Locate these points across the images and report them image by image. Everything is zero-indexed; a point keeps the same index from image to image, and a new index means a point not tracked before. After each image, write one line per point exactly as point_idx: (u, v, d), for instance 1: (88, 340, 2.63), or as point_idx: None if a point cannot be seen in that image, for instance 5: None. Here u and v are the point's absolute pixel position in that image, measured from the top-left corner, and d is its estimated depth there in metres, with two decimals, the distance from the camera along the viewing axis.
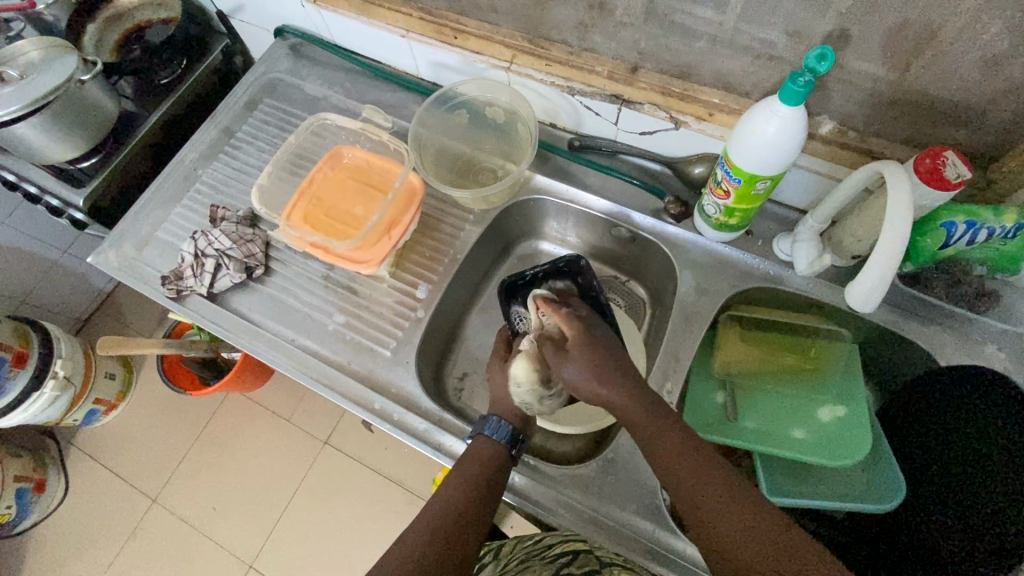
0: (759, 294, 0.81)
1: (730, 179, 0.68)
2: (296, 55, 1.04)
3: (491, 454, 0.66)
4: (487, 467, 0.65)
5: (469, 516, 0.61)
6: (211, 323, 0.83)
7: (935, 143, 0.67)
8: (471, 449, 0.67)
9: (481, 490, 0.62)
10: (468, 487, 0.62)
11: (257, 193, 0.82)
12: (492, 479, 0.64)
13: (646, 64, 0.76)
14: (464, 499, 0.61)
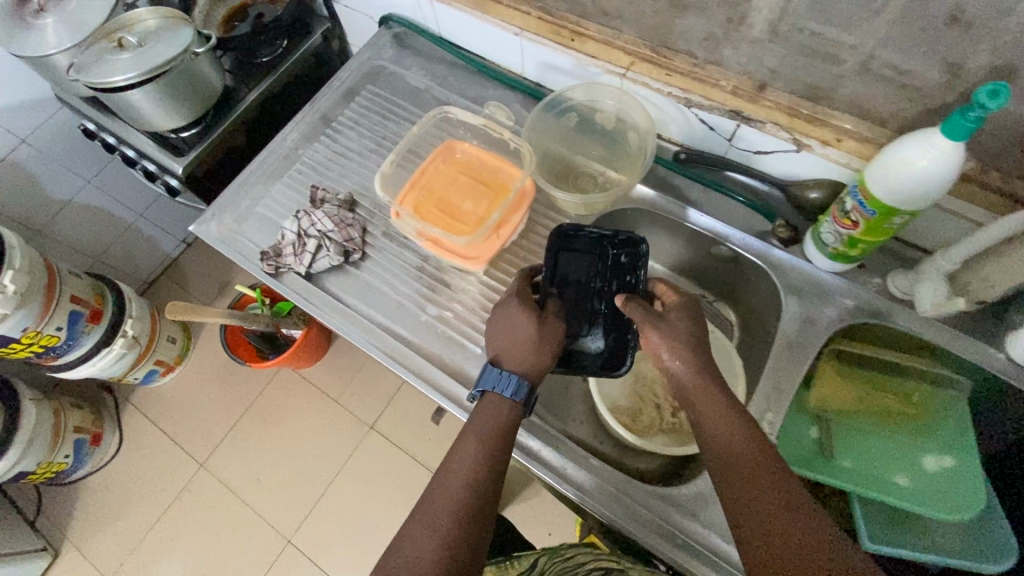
0: (866, 330, 0.78)
1: (864, 210, 0.65)
2: (400, 45, 1.05)
3: (500, 416, 0.66)
4: (497, 428, 0.65)
5: (483, 479, 0.61)
6: (307, 302, 0.84)
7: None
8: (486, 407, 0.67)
9: (485, 454, 0.63)
10: (486, 458, 0.62)
11: (380, 177, 0.83)
12: (495, 441, 0.64)
13: (775, 83, 0.74)
14: (477, 465, 0.62)
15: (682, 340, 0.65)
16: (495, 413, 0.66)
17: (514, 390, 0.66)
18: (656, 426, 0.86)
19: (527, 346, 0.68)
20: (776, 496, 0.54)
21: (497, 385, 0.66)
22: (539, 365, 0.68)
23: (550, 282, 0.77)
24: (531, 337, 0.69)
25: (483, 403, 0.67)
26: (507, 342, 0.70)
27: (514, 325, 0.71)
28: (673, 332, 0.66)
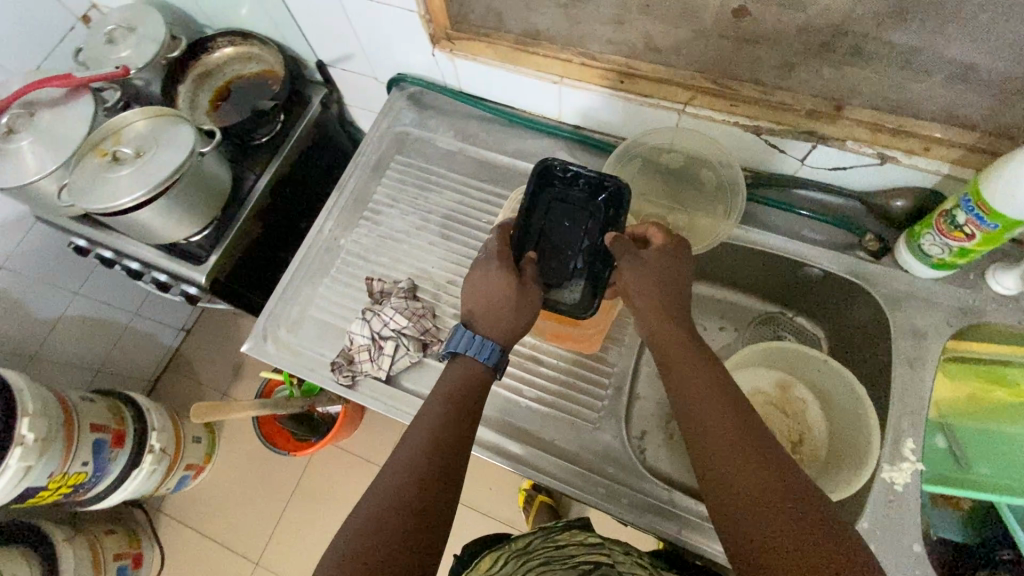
0: (977, 331, 0.77)
1: (982, 223, 0.63)
2: (417, 105, 0.98)
3: (466, 371, 0.64)
4: (468, 384, 0.64)
5: (448, 445, 0.59)
6: (396, 410, 0.77)
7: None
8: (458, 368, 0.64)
9: (448, 416, 0.61)
10: (450, 413, 0.61)
11: None
12: (463, 406, 0.62)
13: (853, 100, 0.71)
14: (438, 431, 0.59)
15: (657, 276, 0.66)
16: (462, 368, 0.65)
17: (489, 354, 0.64)
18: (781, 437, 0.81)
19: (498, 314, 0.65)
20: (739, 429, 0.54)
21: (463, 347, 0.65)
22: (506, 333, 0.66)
23: (523, 238, 0.72)
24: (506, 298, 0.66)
25: (454, 363, 0.66)
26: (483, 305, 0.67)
27: (488, 281, 0.67)
28: (647, 267, 0.66)
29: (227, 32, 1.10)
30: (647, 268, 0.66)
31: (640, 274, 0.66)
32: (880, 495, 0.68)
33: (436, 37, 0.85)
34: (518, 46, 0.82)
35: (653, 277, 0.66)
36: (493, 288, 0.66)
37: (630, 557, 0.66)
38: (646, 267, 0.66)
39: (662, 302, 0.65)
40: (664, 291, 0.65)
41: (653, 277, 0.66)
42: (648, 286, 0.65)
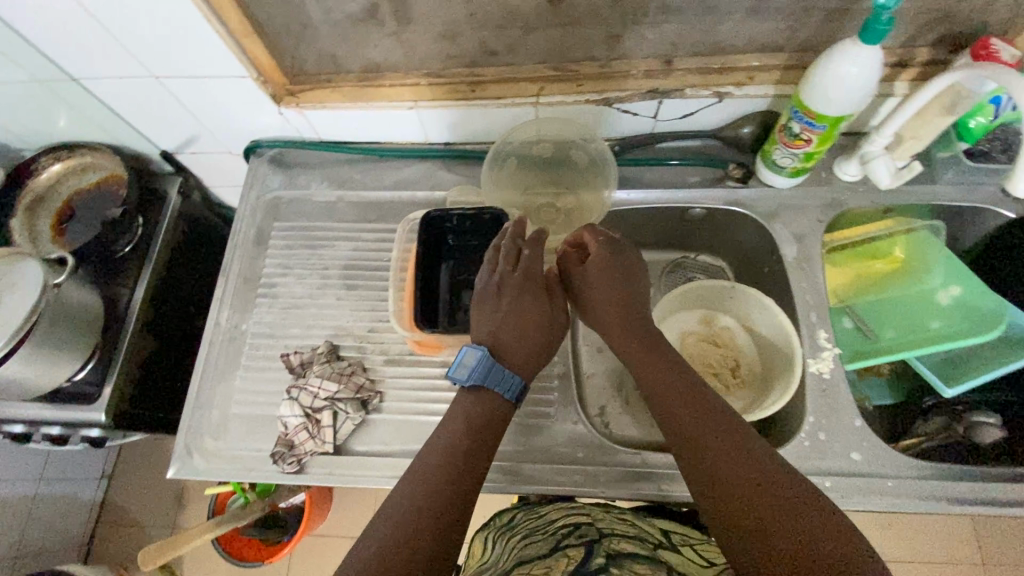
0: (842, 219, 0.86)
1: (813, 127, 0.71)
2: (281, 167, 0.95)
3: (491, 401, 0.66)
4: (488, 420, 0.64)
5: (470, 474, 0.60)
6: (355, 476, 0.74)
7: (970, 35, 0.72)
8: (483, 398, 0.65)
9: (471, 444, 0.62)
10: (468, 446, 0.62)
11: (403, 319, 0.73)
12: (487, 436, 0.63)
13: (678, 53, 0.77)
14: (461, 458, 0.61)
15: (612, 283, 0.72)
16: (480, 400, 0.65)
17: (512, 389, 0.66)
18: (722, 367, 0.86)
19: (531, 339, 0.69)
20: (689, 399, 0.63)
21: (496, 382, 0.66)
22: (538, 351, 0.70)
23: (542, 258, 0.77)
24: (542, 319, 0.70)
25: (480, 393, 0.66)
26: (509, 329, 0.69)
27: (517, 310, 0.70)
28: (594, 280, 0.72)
29: (49, 148, 1.01)
30: (597, 276, 0.72)
31: (594, 284, 0.72)
32: (814, 387, 0.74)
33: (277, 95, 0.83)
34: (363, 83, 0.82)
35: (607, 282, 0.72)
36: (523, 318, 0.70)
37: (609, 513, 0.70)
38: (591, 275, 0.73)
39: (619, 310, 0.71)
40: (620, 296, 0.72)
41: (609, 284, 0.72)
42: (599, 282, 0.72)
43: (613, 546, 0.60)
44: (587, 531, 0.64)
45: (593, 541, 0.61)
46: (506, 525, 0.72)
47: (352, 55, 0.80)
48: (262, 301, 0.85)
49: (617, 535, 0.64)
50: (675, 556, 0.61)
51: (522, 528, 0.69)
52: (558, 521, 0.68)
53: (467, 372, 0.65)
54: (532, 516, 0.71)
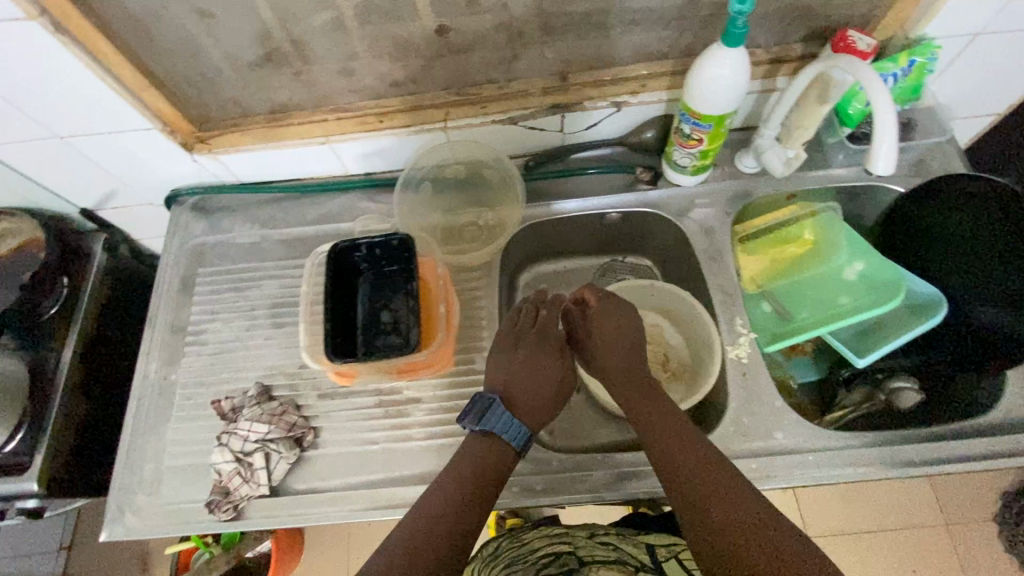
0: (749, 208, 0.90)
1: (701, 127, 0.75)
2: (203, 213, 0.95)
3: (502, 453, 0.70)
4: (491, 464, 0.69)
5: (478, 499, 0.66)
6: (294, 515, 0.73)
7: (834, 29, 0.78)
8: (486, 443, 0.70)
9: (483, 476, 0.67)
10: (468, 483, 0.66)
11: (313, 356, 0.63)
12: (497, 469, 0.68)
13: (572, 69, 0.81)
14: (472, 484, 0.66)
15: (617, 328, 0.80)
16: (484, 444, 0.70)
17: (518, 435, 0.71)
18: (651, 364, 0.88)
19: (545, 394, 0.77)
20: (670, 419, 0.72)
21: (506, 430, 0.71)
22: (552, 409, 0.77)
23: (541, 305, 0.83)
24: (555, 376, 0.79)
25: (486, 438, 0.70)
26: (519, 381, 0.76)
27: (526, 367, 0.77)
28: (600, 326, 0.80)
29: None
30: (602, 322, 0.80)
31: (596, 329, 0.80)
32: (735, 372, 0.77)
33: (188, 143, 0.84)
34: (273, 123, 0.84)
35: (613, 328, 0.80)
36: (532, 375, 0.77)
37: (590, 538, 0.73)
38: (599, 321, 0.80)
39: (619, 352, 0.79)
40: (620, 339, 0.79)
41: (613, 331, 0.80)
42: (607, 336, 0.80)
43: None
44: (567, 560, 0.68)
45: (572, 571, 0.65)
46: (491, 555, 0.75)
47: (258, 98, 0.81)
48: (191, 349, 0.85)
49: (597, 563, 0.67)
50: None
51: (506, 556, 0.72)
52: (539, 550, 0.71)
53: (478, 416, 0.71)
54: (514, 545, 0.74)
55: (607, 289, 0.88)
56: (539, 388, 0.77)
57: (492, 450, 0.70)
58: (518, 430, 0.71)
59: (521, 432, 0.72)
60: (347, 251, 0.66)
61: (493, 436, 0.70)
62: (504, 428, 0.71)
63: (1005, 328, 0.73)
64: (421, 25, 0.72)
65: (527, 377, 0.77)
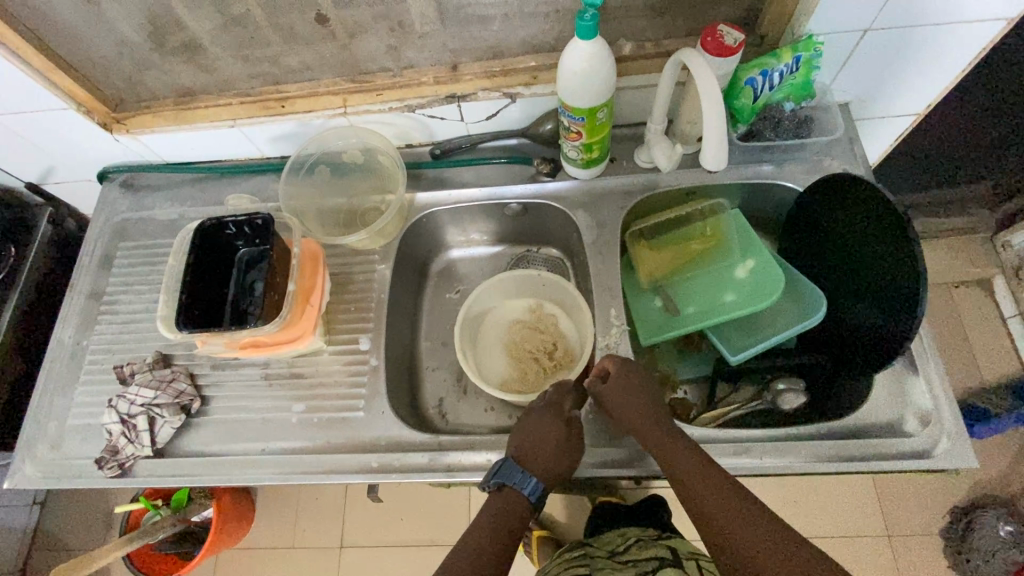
0: (646, 204, 0.90)
1: (575, 120, 0.76)
2: (131, 190, 1.00)
3: (517, 504, 0.70)
4: (512, 522, 0.68)
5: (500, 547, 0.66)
6: (173, 477, 0.77)
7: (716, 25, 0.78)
8: (504, 495, 0.70)
9: (503, 529, 0.67)
10: (495, 539, 0.66)
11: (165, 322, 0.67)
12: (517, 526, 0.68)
13: (462, 59, 0.83)
14: (498, 537, 0.67)
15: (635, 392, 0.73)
16: (504, 496, 0.70)
17: (533, 488, 0.69)
18: (541, 352, 0.89)
19: (551, 450, 0.71)
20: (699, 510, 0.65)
21: (519, 483, 0.69)
22: (563, 472, 0.71)
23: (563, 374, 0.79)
24: (563, 438, 0.72)
25: (501, 490, 0.70)
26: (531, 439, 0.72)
27: (535, 424, 0.73)
28: (617, 390, 0.73)
29: None
30: (619, 386, 0.73)
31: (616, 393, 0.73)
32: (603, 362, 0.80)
33: (106, 123, 0.89)
34: (182, 107, 0.88)
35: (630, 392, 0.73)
36: (539, 432, 0.72)
37: (609, 557, 0.80)
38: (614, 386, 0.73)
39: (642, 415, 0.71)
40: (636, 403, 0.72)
41: (629, 396, 0.72)
42: (624, 402, 0.72)
43: None
44: None
45: None
46: None
47: (164, 81, 0.85)
48: (105, 317, 0.90)
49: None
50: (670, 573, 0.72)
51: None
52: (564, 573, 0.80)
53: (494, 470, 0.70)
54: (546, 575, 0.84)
55: (492, 277, 0.90)
56: (545, 442, 0.71)
57: (506, 503, 0.69)
58: (532, 484, 0.69)
59: (537, 485, 0.69)
60: (214, 230, 0.70)
61: (506, 489, 0.70)
62: (519, 481, 0.69)
63: (876, 326, 0.72)
64: (300, 14, 0.74)
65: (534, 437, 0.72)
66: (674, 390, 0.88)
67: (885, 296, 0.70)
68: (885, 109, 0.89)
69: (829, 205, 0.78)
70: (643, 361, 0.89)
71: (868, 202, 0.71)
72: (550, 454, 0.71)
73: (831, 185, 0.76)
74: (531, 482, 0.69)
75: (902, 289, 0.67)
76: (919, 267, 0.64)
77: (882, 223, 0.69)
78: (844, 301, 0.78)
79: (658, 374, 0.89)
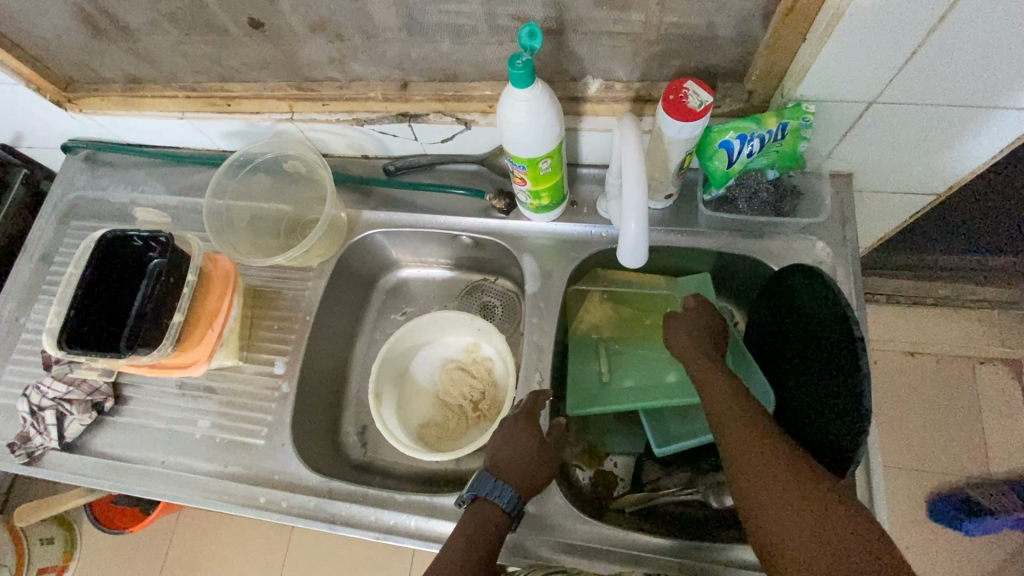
0: (603, 257, 0.82)
1: (517, 166, 0.67)
2: (91, 166, 0.98)
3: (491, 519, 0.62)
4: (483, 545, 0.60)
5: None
6: (74, 474, 0.78)
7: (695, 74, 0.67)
8: (477, 512, 0.62)
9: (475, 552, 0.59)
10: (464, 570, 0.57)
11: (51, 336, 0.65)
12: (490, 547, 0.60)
13: (413, 77, 0.75)
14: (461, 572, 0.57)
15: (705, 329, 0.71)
16: (474, 518, 0.62)
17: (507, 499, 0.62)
18: (467, 401, 0.85)
19: (526, 464, 0.66)
20: (756, 428, 0.58)
21: (494, 494, 0.63)
22: (535, 488, 0.66)
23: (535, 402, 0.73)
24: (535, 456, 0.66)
25: (475, 508, 0.63)
26: (508, 453, 0.66)
27: (507, 442, 0.67)
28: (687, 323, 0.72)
29: None
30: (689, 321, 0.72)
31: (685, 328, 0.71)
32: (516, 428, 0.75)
33: (59, 101, 0.86)
34: (130, 94, 0.84)
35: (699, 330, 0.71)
36: (512, 447, 0.67)
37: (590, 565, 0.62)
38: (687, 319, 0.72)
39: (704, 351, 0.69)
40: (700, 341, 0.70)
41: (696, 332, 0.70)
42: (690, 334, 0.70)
43: None
44: None
45: None
46: None
47: (111, 67, 0.82)
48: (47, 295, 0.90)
49: None
50: None
51: None
52: None
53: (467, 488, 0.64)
54: None
55: (427, 315, 0.85)
56: (518, 461, 0.66)
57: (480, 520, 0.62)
58: (508, 492, 0.63)
59: (511, 493, 0.63)
60: (119, 243, 0.68)
61: (478, 507, 0.63)
62: (492, 493, 0.63)
63: (816, 449, 0.63)
64: (231, 17, 0.68)
65: (506, 455, 0.67)
66: (602, 462, 0.82)
67: (833, 418, 0.61)
68: (894, 184, 0.77)
69: (798, 292, 0.68)
70: (573, 426, 0.82)
71: (834, 302, 0.61)
72: (524, 474, 0.65)
73: (807, 269, 0.66)
74: (508, 492, 0.63)
75: (847, 416, 0.58)
76: (863, 404, 0.56)
77: (844, 334, 0.60)
78: (794, 407, 0.69)
79: (588, 442, 0.83)
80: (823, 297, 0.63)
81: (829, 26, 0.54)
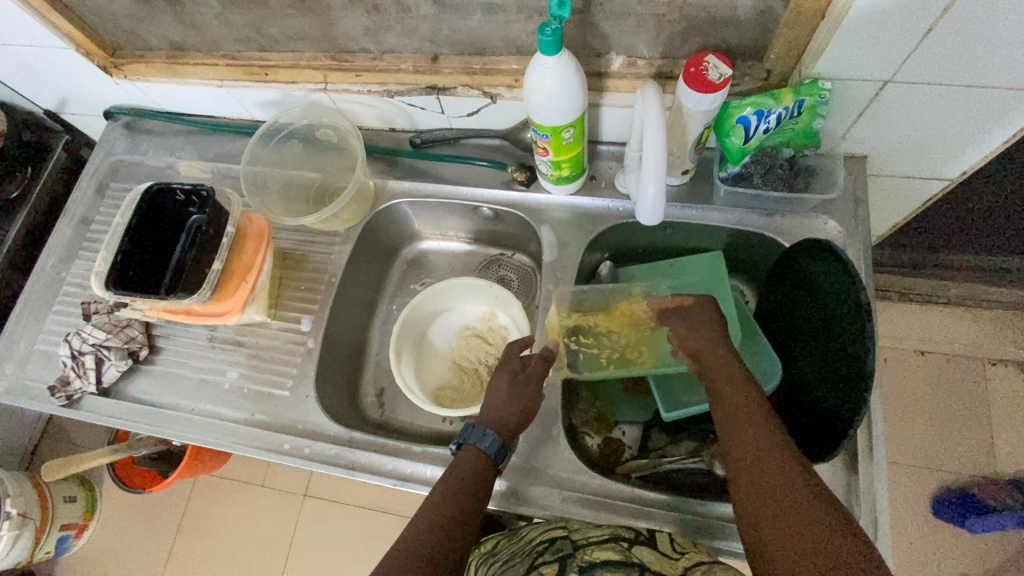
0: (619, 231, 0.85)
1: (540, 136, 0.70)
2: (131, 132, 1.03)
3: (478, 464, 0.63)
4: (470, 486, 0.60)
5: (454, 519, 0.57)
6: (109, 417, 0.82)
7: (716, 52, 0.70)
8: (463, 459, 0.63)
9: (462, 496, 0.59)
10: (450, 512, 0.58)
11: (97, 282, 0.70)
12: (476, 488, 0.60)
13: (444, 50, 0.79)
14: (446, 511, 0.57)
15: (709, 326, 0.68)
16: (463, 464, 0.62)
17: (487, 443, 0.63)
18: (482, 366, 0.88)
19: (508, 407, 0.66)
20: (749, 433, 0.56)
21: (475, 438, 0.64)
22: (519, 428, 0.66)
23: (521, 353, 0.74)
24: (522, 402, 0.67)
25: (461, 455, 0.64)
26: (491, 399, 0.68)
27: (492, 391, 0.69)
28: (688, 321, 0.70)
29: None
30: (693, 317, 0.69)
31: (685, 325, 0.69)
32: None
33: (105, 67, 0.91)
34: (173, 61, 0.88)
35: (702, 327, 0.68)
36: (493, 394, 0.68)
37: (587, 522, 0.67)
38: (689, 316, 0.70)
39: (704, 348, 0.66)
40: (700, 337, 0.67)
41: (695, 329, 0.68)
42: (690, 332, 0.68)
43: (587, 558, 0.58)
44: (562, 544, 0.62)
45: (567, 556, 0.59)
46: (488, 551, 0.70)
47: (156, 34, 0.86)
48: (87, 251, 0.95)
49: (592, 546, 0.61)
50: (648, 551, 0.60)
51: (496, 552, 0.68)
52: (535, 538, 0.65)
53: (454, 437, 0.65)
54: (513, 542, 0.68)
55: (445, 281, 0.88)
56: (507, 406, 0.66)
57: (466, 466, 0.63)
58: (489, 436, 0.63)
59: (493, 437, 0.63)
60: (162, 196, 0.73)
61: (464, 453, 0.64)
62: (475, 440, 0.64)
63: (821, 413, 0.65)
64: None
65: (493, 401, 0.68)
66: (611, 430, 0.85)
67: (838, 384, 0.63)
68: (908, 167, 0.78)
69: (808, 264, 0.70)
70: (584, 394, 0.85)
71: (844, 273, 0.64)
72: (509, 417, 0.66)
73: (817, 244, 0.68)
74: (488, 435, 0.63)
75: (851, 381, 0.61)
76: (866, 367, 0.59)
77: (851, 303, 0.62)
78: (801, 377, 0.71)
79: (598, 409, 0.85)
80: (833, 264, 0.66)
81: (847, 4, 0.56)
